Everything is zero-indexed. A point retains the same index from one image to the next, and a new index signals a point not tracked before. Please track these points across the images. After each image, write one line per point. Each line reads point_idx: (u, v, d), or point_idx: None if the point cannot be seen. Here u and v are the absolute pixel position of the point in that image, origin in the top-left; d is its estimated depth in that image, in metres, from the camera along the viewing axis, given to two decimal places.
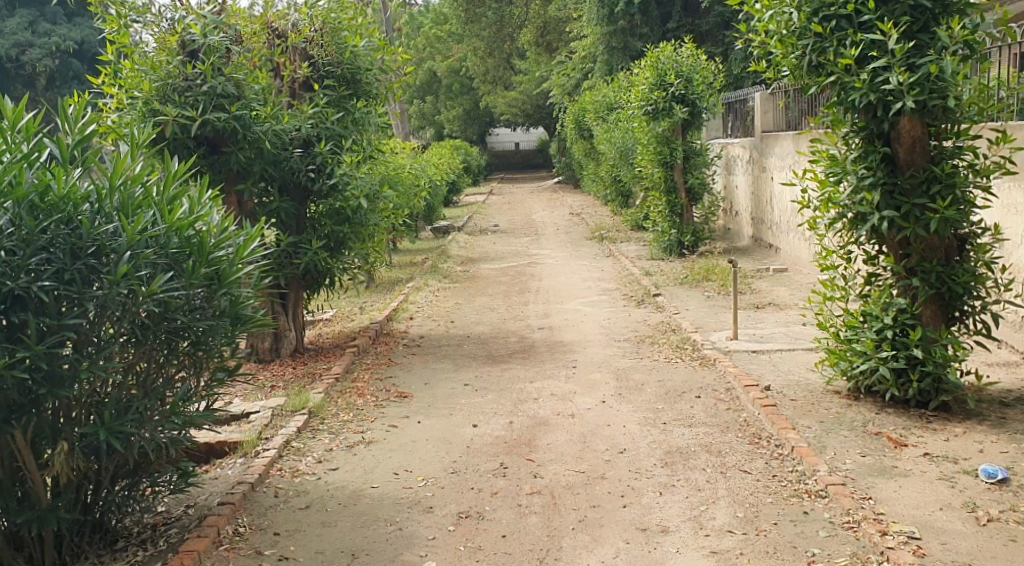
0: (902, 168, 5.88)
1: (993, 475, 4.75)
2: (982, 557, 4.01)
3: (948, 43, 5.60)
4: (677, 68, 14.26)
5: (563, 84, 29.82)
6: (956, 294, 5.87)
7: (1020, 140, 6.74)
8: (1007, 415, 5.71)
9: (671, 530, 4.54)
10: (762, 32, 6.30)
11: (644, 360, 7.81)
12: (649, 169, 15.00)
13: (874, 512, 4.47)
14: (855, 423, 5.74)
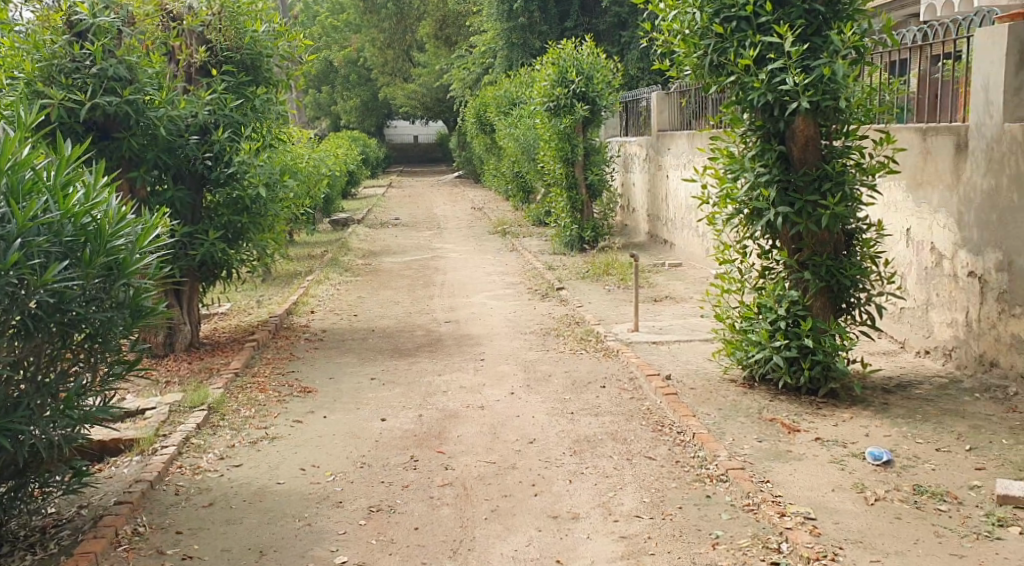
0: (796, 166, 6.14)
1: (879, 457, 5.04)
2: (872, 534, 4.25)
3: (841, 47, 5.86)
4: (578, 65, 14.45)
5: (462, 78, 29.87)
6: (845, 286, 6.17)
7: (901, 142, 7.11)
8: (889, 401, 6.04)
9: (581, 517, 4.66)
10: (666, 31, 6.46)
11: (550, 352, 7.94)
12: (551, 165, 15.18)
13: (772, 495, 4.69)
14: (751, 410, 5.98)
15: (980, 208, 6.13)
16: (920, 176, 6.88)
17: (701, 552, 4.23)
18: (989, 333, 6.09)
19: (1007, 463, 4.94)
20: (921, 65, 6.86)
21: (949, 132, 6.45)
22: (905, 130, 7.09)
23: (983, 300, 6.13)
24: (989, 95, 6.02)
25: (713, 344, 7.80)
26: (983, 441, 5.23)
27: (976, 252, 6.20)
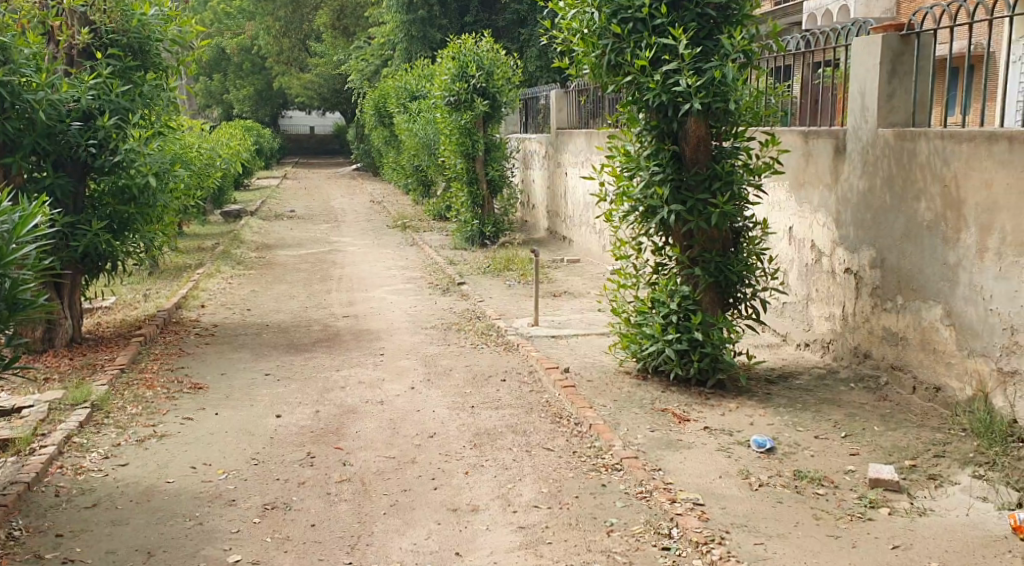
0: (688, 165, 6.34)
1: (762, 445, 5.28)
2: (756, 518, 4.46)
3: (731, 50, 6.10)
4: (478, 61, 14.49)
5: (360, 69, 29.57)
6: (733, 281, 6.41)
7: (785, 143, 7.40)
8: (772, 391, 6.31)
9: (480, 509, 4.74)
10: (566, 29, 6.59)
11: (451, 346, 8.00)
12: (451, 160, 15.24)
13: (664, 482, 4.86)
14: (644, 401, 6.16)
15: (856, 207, 6.45)
16: (802, 177, 7.18)
17: (596, 539, 4.36)
18: (863, 326, 6.43)
19: (879, 448, 5.24)
20: (803, 70, 7.17)
21: (829, 135, 6.76)
22: (789, 132, 7.39)
23: (858, 294, 6.47)
24: (864, 101, 6.34)
25: (608, 337, 7.98)
26: (857, 428, 5.53)
27: (852, 250, 6.53)
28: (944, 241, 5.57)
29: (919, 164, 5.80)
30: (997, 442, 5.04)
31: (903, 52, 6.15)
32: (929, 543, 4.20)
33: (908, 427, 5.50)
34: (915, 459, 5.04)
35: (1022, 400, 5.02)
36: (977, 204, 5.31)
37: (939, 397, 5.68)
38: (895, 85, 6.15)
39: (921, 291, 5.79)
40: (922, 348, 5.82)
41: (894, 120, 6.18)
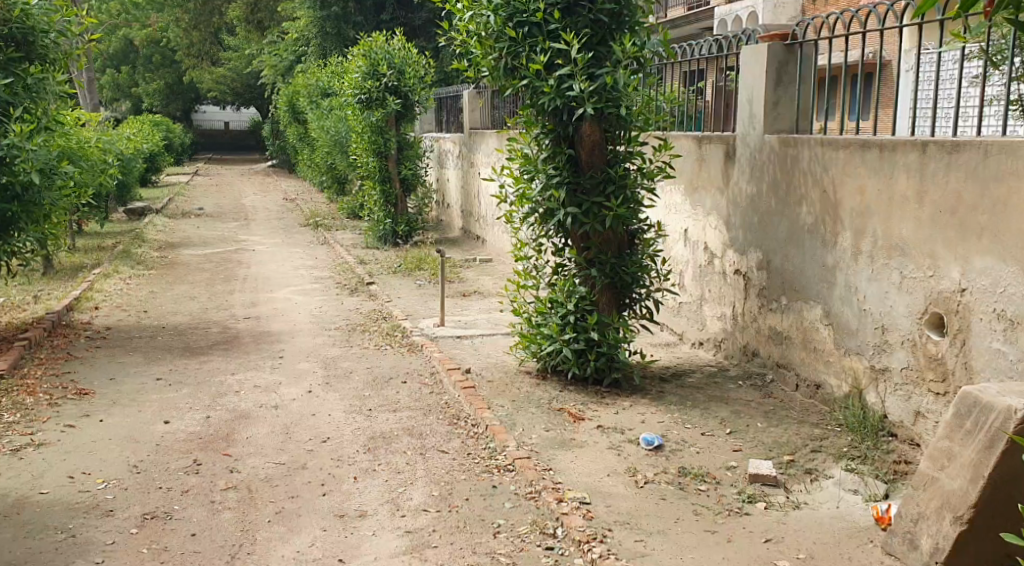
0: (584, 169, 6.44)
1: (650, 443, 5.40)
2: (637, 516, 4.57)
3: (622, 57, 6.25)
4: (389, 59, 14.38)
5: (274, 65, 29.13)
6: (627, 282, 6.56)
7: (681, 147, 7.58)
8: (664, 389, 6.46)
9: (368, 514, 4.74)
10: (463, 31, 6.60)
11: (353, 348, 7.95)
12: (363, 158, 15.12)
13: (553, 482, 4.94)
14: (541, 400, 6.25)
15: (745, 211, 6.65)
16: (696, 181, 7.36)
17: (482, 541, 4.42)
18: (751, 326, 6.63)
19: (761, 444, 5.42)
20: (711, 74, 7.24)
21: (720, 140, 6.95)
22: (684, 137, 7.57)
23: (747, 295, 6.67)
24: (752, 107, 6.53)
25: (510, 338, 8.04)
26: (741, 425, 5.71)
27: (741, 252, 6.73)
28: (823, 243, 5.79)
29: (801, 169, 6.01)
30: (869, 438, 5.27)
31: (788, 61, 6.35)
32: (799, 536, 4.37)
33: (789, 423, 5.70)
34: (793, 455, 5.23)
35: (892, 396, 5.27)
36: (852, 209, 5.53)
37: (819, 393, 5.90)
38: (781, 93, 6.35)
39: (803, 292, 6.01)
40: (803, 347, 6.04)
41: (780, 127, 6.38)
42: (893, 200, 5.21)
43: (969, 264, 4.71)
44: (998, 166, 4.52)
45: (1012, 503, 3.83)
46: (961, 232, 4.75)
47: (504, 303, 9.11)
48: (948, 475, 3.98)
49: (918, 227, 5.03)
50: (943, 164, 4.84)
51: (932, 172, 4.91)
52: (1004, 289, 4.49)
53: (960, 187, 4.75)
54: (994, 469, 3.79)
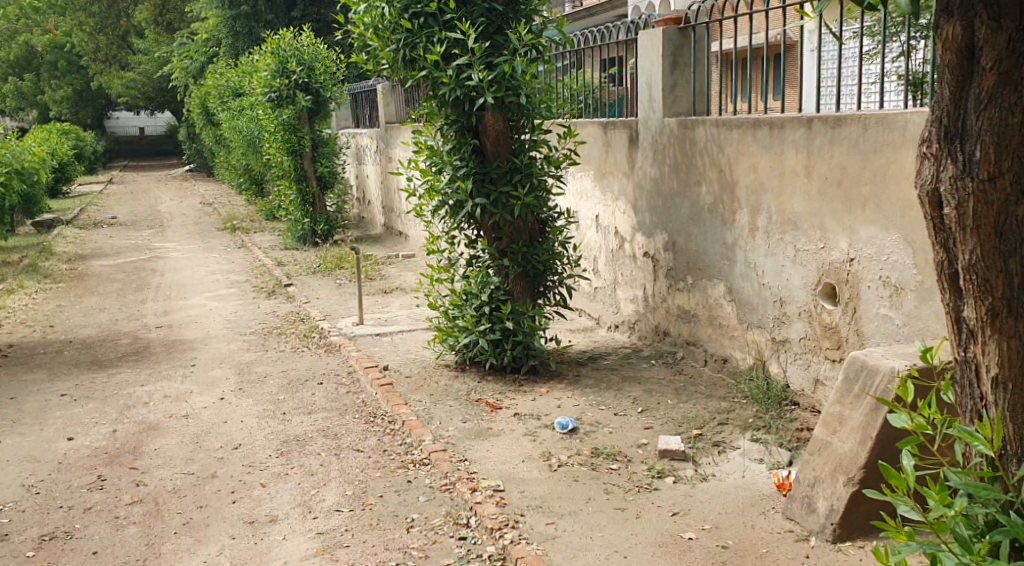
0: (489, 159, 6.48)
1: (565, 426, 5.48)
2: (550, 499, 4.63)
3: (518, 45, 6.34)
4: (298, 55, 14.20)
5: (183, 66, 28.53)
6: (540, 271, 6.63)
7: (586, 135, 7.69)
8: (581, 373, 6.55)
9: (278, 519, 4.70)
10: (359, 24, 6.57)
11: (268, 352, 7.86)
12: (276, 157, 14.88)
13: (468, 472, 4.98)
14: (459, 393, 6.26)
15: (649, 194, 6.76)
16: (603, 167, 7.46)
17: (395, 537, 4.43)
18: (661, 306, 6.76)
19: (671, 420, 5.53)
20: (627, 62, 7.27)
21: (623, 126, 7.06)
22: (589, 125, 7.68)
23: (656, 276, 6.78)
24: (651, 92, 6.63)
25: (429, 332, 8.04)
26: (653, 403, 5.82)
27: (648, 234, 6.84)
28: (723, 222, 5.94)
29: (698, 150, 6.14)
30: (773, 407, 5.43)
31: (682, 45, 6.45)
32: (705, 507, 4.49)
33: (698, 398, 5.84)
34: (701, 428, 5.36)
35: (793, 365, 5.47)
36: (747, 186, 5.68)
37: (727, 367, 6.06)
38: (677, 76, 6.45)
39: (707, 270, 6.16)
40: (709, 323, 6.20)
41: (678, 109, 6.50)
42: (784, 176, 5.37)
43: (855, 234, 4.88)
44: (876, 138, 4.67)
45: (897, 460, 4.00)
46: (847, 203, 4.92)
47: (422, 298, 9.10)
48: (840, 439, 4.12)
49: (809, 201, 5.19)
50: (828, 138, 4.99)
51: (818, 147, 5.07)
52: (888, 257, 4.67)
53: (844, 160, 4.91)
54: (880, 430, 3.94)
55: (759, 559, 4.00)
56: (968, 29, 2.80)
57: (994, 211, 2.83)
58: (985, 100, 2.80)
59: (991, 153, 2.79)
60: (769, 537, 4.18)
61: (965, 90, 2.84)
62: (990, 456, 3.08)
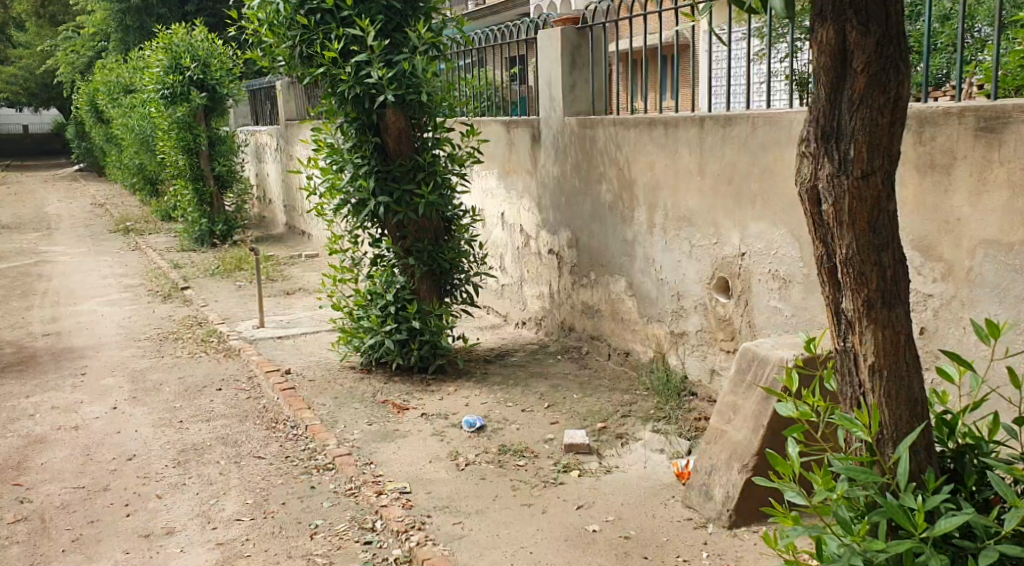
0: (391, 157, 6.49)
1: (473, 425, 5.55)
2: (457, 498, 4.69)
3: (418, 43, 6.36)
4: (192, 51, 13.92)
5: (71, 62, 27.55)
6: (446, 269, 6.68)
7: (489, 133, 7.76)
8: (488, 370, 6.62)
9: (175, 531, 4.63)
10: (253, 20, 6.48)
11: (164, 358, 7.70)
12: (171, 155, 14.46)
13: (373, 475, 5.00)
14: (364, 395, 6.26)
15: (552, 192, 6.86)
16: (507, 165, 7.53)
17: (298, 544, 4.41)
18: (566, 302, 6.86)
19: (576, 414, 5.65)
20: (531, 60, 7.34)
21: (525, 124, 7.15)
22: (492, 123, 7.75)
23: (560, 273, 6.89)
24: (551, 90, 6.73)
25: (332, 334, 7.99)
26: (558, 398, 5.92)
27: (552, 232, 6.94)
28: (623, 219, 6.08)
29: (598, 148, 6.26)
30: (674, 398, 5.60)
31: (581, 45, 6.56)
32: (609, 499, 4.61)
33: (601, 391, 5.96)
34: (605, 421, 5.48)
35: (690, 357, 5.63)
36: (644, 183, 5.82)
37: (629, 360, 6.20)
38: (576, 76, 6.56)
39: (609, 266, 6.29)
40: (612, 318, 6.33)
41: (578, 108, 6.61)
42: (679, 173, 5.52)
43: (746, 229, 5.06)
44: (764, 136, 4.85)
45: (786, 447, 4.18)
46: (737, 199, 5.09)
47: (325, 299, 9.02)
48: (735, 426, 4.34)
49: (702, 198, 5.35)
50: (719, 137, 5.16)
51: (710, 146, 5.23)
52: (777, 251, 4.86)
53: (735, 157, 5.08)
54: (771, 417, 4.16)
55: (660, 548, 4.13)
56: (840, 33, 2.98)
57: (867, 207, 3.03)
58: (856, 101, 2.99)
59: (863, 152, 2.98)
60: (670, 525, 4.32)
61: (839, 93, 3.02)
62: (867, 441, 3.28)
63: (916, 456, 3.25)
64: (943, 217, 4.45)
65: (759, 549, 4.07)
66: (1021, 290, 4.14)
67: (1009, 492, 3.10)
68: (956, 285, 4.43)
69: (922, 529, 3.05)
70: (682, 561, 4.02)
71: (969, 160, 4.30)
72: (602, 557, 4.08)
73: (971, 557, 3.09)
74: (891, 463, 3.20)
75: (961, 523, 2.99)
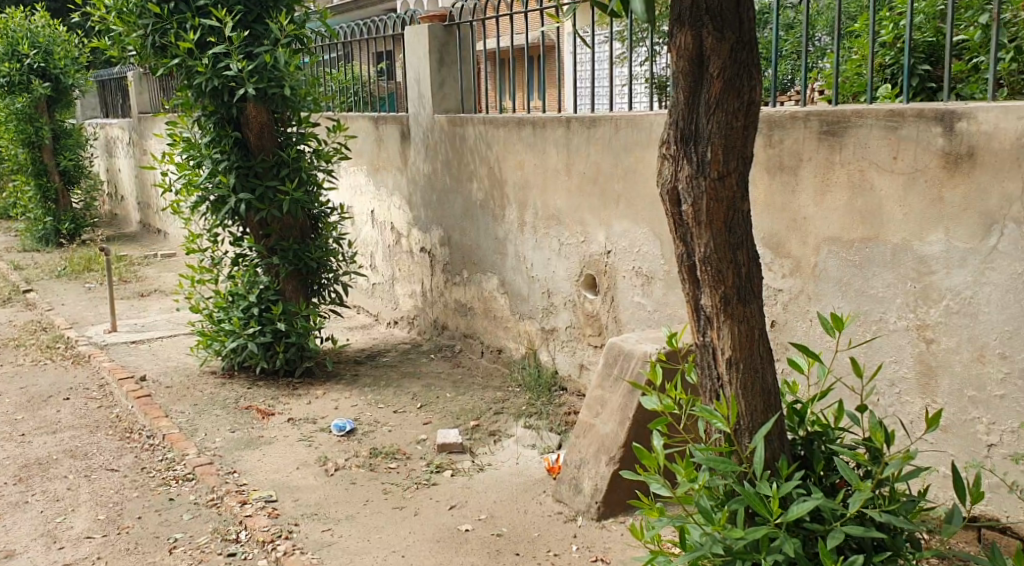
0: (253, 152, 6.32)
1: (342, 428, 5.52)
2: (326, 504, 4.67)
3: (279, 35, 6.19)
4: (31, 38, 13.26)
5: None
6: (313, 268, 6.57)
7: (357, 129, 7.70)
8: (359, 371, 6.56)
9: (18, 553, 4.41)
10: (101, 8, 6.23)
11: (5, 367, 7.30)
12: (10, 149, 13.68)
13: (237, 485, 4.91)
14: (227, 401, 6.11)
15: (423, 189, 6.85)
16: (376, 162, 7.47)
17: (155, 559, 4.28)
18: (439, 301, 6.87)
19: (448, 414, 5.67)
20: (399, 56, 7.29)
21: (395, 122, 7.12)
22: (360, 120, 7.69)
23: (433, 271, 6.88)
24: (420, 88, 6.71)
25: (191, 337, 7.75)
26: (431, 398, 5.93)
27: (424, 230, 6.92)
28: (494, 218, 6.13)
29: (468, 147, 6.28)
30: (545, 393, 5.70)
31: (449, 43, 6.56)
32: (481, 498, 4.66)
33: (474, 389, 5.99)
34: (478, 419, 5.53)
35: (561, 353, 5.73)
36: (514, 183, 5.89)
37: (501, 357, 6.26)
38: (445, 74, 6.56)
39: (481, 265, 6.34)
40: (485, 316, 6.37)
41: (446, 106, 6.60)
42: (547, 172, 5.60)
43: (611, 228, 5.18)
44: (627, 137, 4.98)
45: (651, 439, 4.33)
46: (602, 199, 5.20)
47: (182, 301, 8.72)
48: (601, 420, 4.45)
49: (569, 197, 5.45)
50: (584, 138, 5.27)
51: (576, 146, 5.34)
52: (640, 249, 4.99)
53: (600, 157, 5.19)
54: (636, 411, 4.30)
55: (531, 543, 4.20)
56: (696, 38, 3.10)
57: (722, 207, 3.16)
58: (712, 105, 3.11)
59: (719, 154, 3.11)
60: (540, 521, 4.40)
61: (696, 97, 3.14)
62: (726, 432, 3.44)
63: (770, 445, 3.43)
64: (791, 215, 4.69)
65: (625, 540, 4.18)
66: (860, 284, 4.38)
67: (853, 476, 3.32)
68: (803, 280, 4.67)
69: (777, 515, 3.22)
70: (552, 555, 4.09)
71: (814, 162, 4.53)
72: (474, 556, 4.12)
73: (820, 540, 3.29)
74: (748, 452, 3.35)
75: (811, 508, 3.19)
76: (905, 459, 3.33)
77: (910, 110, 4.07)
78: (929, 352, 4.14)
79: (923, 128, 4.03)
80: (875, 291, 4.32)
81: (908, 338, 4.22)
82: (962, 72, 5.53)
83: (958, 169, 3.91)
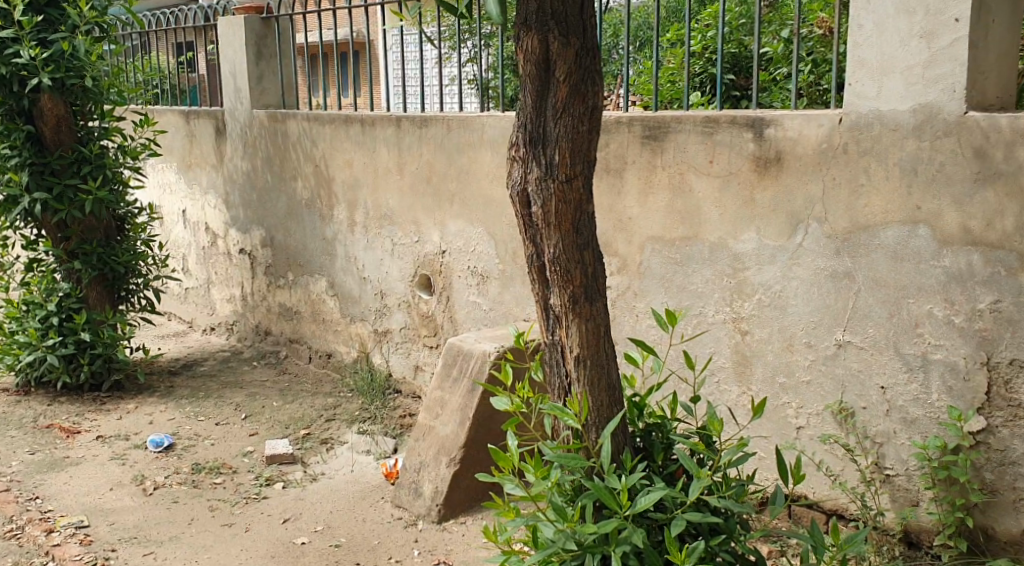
0: (48, 147, 5.81)
1: (159, 444, 5.17)
2: (146, 527, 4.35)
3: (77, 21, 5.72)
4: None
5: None
6: (120, 273, 6.12)
7: (166, 123, 7.29)
8: (173, 383, 6.18)
9: None
10: None
11: None
12: None
13: (41, 512, 4.48)
14: (23, 420, 5.58)
15: (241, 187, 6.54)
16: (187, 159, 7.09)
17: None
18: (261, 304, 6.59)
19: (276, 423, 5.45)
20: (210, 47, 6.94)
21: (207, 116, 6.77)
22: (167, 114, 7.27)
23: (253, 274, 6.59)
24: (235, 82, 6.41)
25: None
26: (256, 407, 5.68)
27: (243, 230, 6.62)
28: (321, 218, 5.95)
29: (291, 144, 6.06)
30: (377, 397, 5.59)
31: (266, 35, 6.31)
32: (316, 509, 4.50)
33: (303, 396, 5.79)
34: (309, 428, 5.35)
35: (394, 355, 5.65)
36: (343, 181, 5.76)
37: (331, 362, 6.09)
38: (263, 67, 6.30)
39: (306, 267, 6.13)
40: (312, 319, 6.17)
41: (265, 102, 6.34)
42: (377, 171, 5.52)
43: (445, 228, 5.15)
44: (458, 137, 4.96)
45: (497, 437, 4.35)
46: (436, 198, 5.17)
47: None
48: (441, 422, 4.42)
49: (402, 197, 5.39)
50: (416, 137, 5.22)
51: (407, 144, 5.28)
52: (474, 248, 5.00)
53: (431, 157, 5.16)
54: (479, 412, 4.30)
55: (372, 552, 4.10)
56: (542, 43, 3.09)
57: (570, 208, 3.20)
58: (559, 108, 3.13)
59: (566, 157, 3.13)
60: (380, 528, 4.30)
61: (543, 100, 3.14)
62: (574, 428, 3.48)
63: (615, 439, 3.50)
64: (617, 216, 4.85)
65: (468, 541, 4.16)
66: (681, 281, 4.59)
67: (693, 465, 3.42)
68: (630, 278, 4.84)
69: (626, 507, 3.28)
70: (395, 562, 4.01)
71: (637, 165, 4.71)
72: None
73: (665, 529, 3.37)
74: (597, 447, 3.41)
75: (656, 500, 3.25)
76: (739, 447, 3.51)
77: (724, 116, 4.31)
78: (745, 343, 4.39)
79: (736, 134, 4.28)
80: (695, 287, 4.54)
81: (725, 331, 4.46)
82: (768, 83, 5.94)
83: (768, 172, 4.17)
